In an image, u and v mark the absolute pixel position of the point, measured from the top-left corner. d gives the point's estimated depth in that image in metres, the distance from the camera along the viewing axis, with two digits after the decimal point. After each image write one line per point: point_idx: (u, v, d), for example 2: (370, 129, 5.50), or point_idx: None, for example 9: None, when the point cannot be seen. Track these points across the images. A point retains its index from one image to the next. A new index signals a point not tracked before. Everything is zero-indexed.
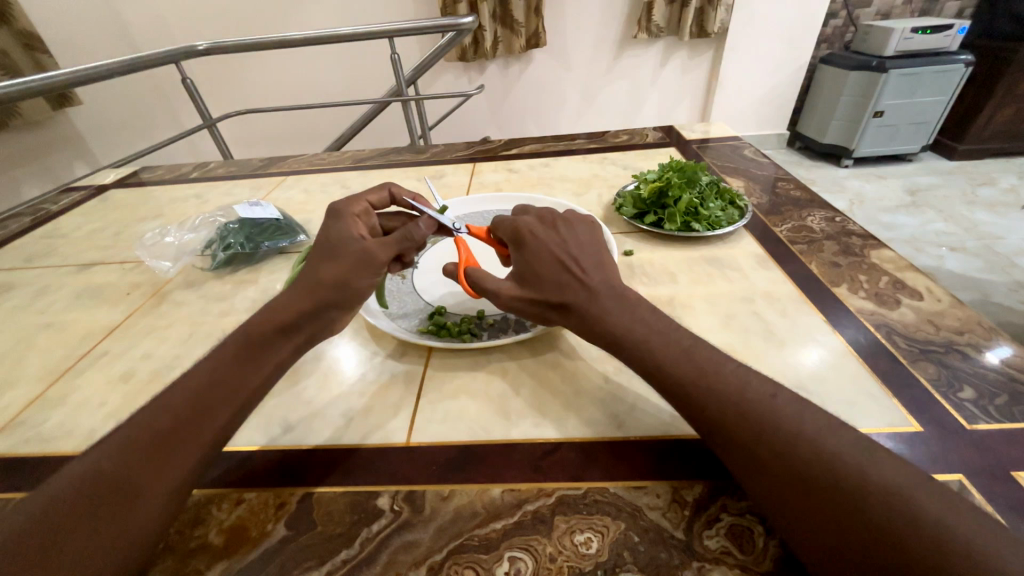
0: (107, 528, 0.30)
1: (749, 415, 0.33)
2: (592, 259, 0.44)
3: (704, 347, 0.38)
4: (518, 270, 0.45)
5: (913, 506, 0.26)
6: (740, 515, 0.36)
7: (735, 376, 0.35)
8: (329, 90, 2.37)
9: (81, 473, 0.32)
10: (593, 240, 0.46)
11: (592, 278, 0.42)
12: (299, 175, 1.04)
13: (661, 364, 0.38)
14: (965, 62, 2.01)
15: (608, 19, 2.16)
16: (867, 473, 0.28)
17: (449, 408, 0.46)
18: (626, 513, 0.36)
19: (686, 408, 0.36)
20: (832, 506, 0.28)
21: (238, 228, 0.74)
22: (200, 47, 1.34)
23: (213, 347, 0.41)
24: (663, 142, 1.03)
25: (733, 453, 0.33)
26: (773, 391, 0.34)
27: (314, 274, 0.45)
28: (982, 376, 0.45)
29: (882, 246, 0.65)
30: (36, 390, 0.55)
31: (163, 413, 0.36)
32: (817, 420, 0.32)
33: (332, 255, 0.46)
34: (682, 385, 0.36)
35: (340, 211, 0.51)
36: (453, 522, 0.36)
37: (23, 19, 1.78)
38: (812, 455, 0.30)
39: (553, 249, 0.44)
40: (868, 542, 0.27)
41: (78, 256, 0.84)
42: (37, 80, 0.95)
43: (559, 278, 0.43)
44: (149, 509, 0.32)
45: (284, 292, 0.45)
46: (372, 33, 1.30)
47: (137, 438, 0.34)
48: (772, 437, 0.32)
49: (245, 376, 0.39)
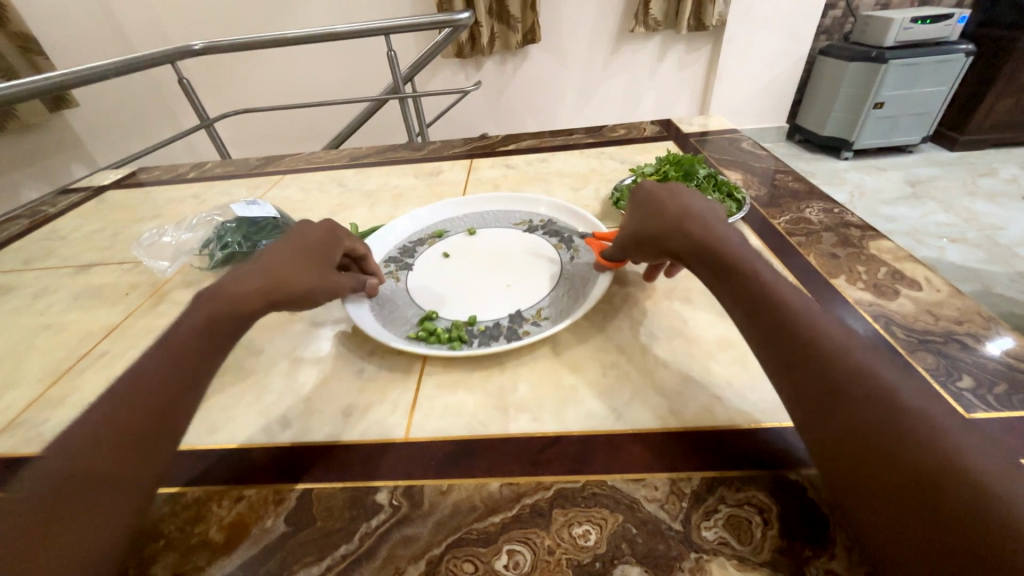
0: (100, 515, 0.30)
1: (840, 371, 0.33)
2: (711, 216, 0.49)
3: (811, 308, 0.38)
4: (645, 208, 0.51)
5: (999, 489, 0.26)
6: (739, 506, 0.35)
7: (830, 333, 0.35)
8: (326, 89, 2.37)
9: (57, 463, 0.31)
10: (710, 207, 0.51)
11: (709, 231, 0.46)
12: (297, 174, 1.04)
13: (761, 305, 0.38)
14: (966, 52, 2.00)
15: (606, 13, 2.14)
16: (948, 447, 0.28)
17: (447, 403, 0.46)
18: (624, 506, 0.36)
19: (771, 344, 0.37)
20: (897, 470, 0.28)
21: (235, 226, 0.73)
22: (195, 45, 1.32)
23: (170, 334, 0.41)
24: (660, 136, 1.03)
25: (802, 399, 0.33)
26: (878, 359, 0.33)
27: (284, 274, 0.48)
28: (981, 365, 0.45)
29: (881, 237, 0.64)
30: (36, 391, 0.55)
31: (132, 407, 0.35)
32: (909, 392, 0.31)
33: (308, 266, 0.51)
34: (772, 320, 0.37)
35: (335, 234, 0.56)
36: (452, 517, 0.37)
37: (16, 20, 1.76)
38: (893, 416, 0.30)
39: (678, 199, 0.50)
40: (925, 506, 0.27)
41: (78, 257, 0.84)
42: (31, 82, 0.94)
43: (680, 223, 0.47)
44: (134, 493, 0.32)
45: (252, 269, 0.48)
46: (367, 30, 1.29)
47: (106, 431, 0.33)
48: (854, 392, 0.31)
49: (209, 357, 0.40)
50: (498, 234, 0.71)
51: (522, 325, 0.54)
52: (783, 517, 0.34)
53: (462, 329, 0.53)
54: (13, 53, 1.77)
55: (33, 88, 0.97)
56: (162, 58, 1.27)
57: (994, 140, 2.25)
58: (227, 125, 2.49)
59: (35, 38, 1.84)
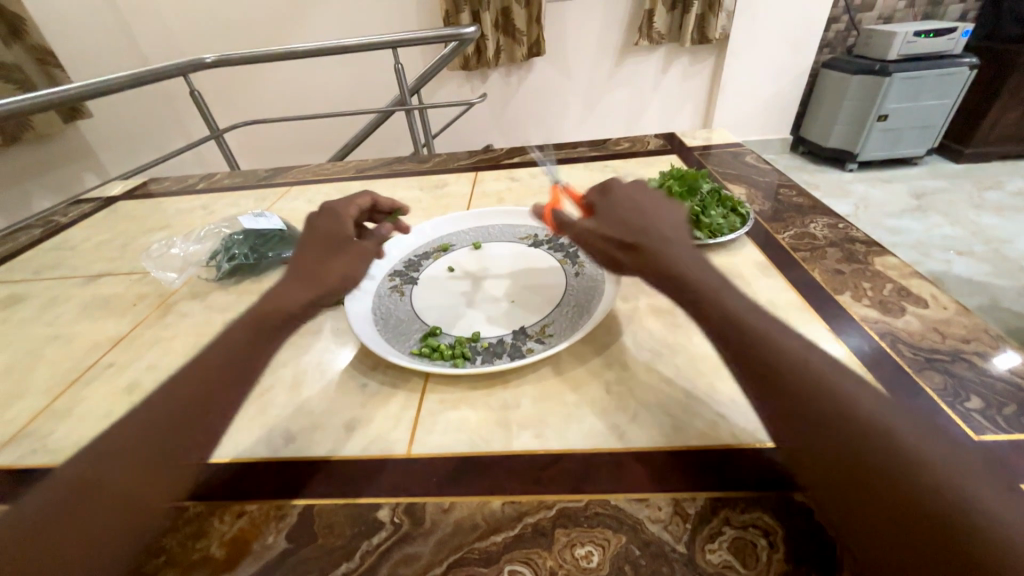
0: (104, 532, 0.31)
1: (816, 395, 0.33)
2: (670, 220, 0.47)
3: (780, 325, 0.38)
4: (601, 213, 0.49)
5: (973, 500, 0.27)
6: (744, 528, 0.35)
7: (791, 345, 0.36)
8: (334, 101, 2.40)
9: (73, 480, 0.33)
10: (672, 208, 0.49)
11: (670, 238, 0.44)
12: (304, 186, 1.05)
13: (733, 327, 0.37)
14: (970, 65, 2.00)
15: (610, 27, 2.17)
16: (915, 452, 0.29)
17: (450, 419, 0.46)
18: (627, 527, 0.36)
19: (746, 370, 0.36)
20: (886, 494, 0.29)
21: (243, 238, 0.74)
22: (207, 59, 1.35)
23: (212, 342, 0.42)
24: (664, 149, 1.04)
25: (789, 428, 0.33)
26: (844, 373, 0.34)
27: (318, 268, 0.48)
28: (989, 385, 0.44)
29: (886, 253, 0.64)
30: (44, 401, 0.56)
31: (150, 425, 0.36)
32: (866, 396, 0.33)
33: (336, 254, 0.50)
34: (740, 339, 0.37)
35: (339, 217, 0.56)
36: (453, 535, 0.36)
37: (36, 34, 1.81)
38: (871, 434, 0.30)
39: (637, 202, 0.48)
40: (916, 529, 0.27)
41: (88, 267, 0.85)
42: (49, 94, 0.97)
43: (646, 233, 0.44)
44: (138, 517, 0.33)
45: (288, 276, 0.48)
46: (375, 43, 1.32)
47: (123, 450, 0.35)
48: (822, 410, 0.32)
49: (245, 370, 0.40)
50: (502, 249, 0.72)
51: (526, 342, 0.53)
52: (788, 539, 0.34)
53: (466, 345, 0.53)
54: (31, 64, 1.82)
55: (50, 101, 1.00)
56: (175, 71, 1.30)
57: (999, 153, 2.24)
58: (236, 136, 2.54)
59: (53, 51, 1.89)
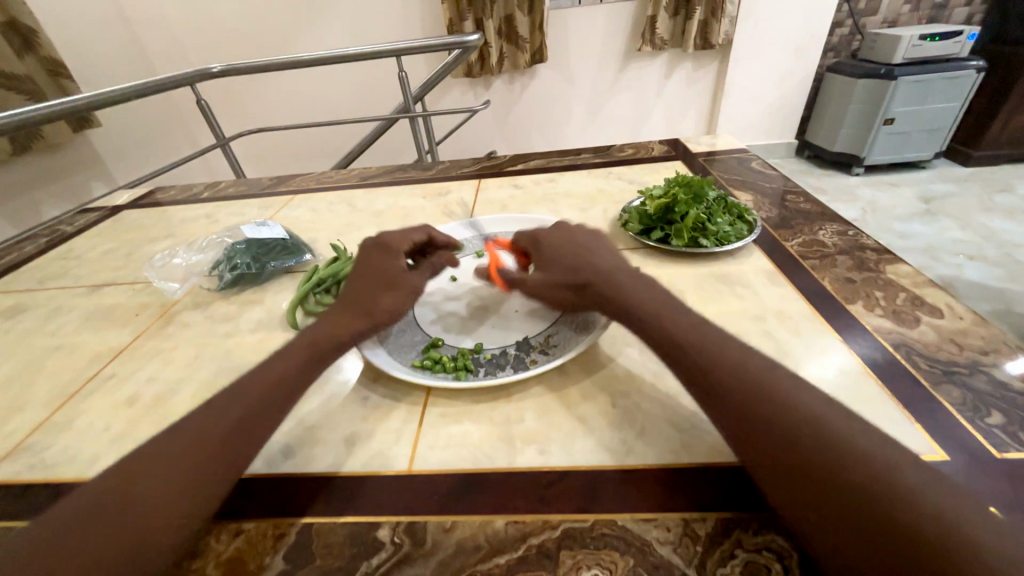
0: (118, 544, 0.32)
1: (782, 423, 0.33)
2: (606, 255, 0.52)
3: (746, 352, 0.38)
4: (541, 264, 0.54)
5: (949, 517, 0.26)
6: (756, 552, 0.34)
7: (732, 356, 0.37)
8: (339, 108, 2.42)
9: (99, 492, 0.34)
10: (604, 243, 0.54)
11: (616, 272, 0.48)
12: (307, 194, 1.05)
13: (697, 360, 0.38)
14: (977, 68, 1.98)
15: (613, 33, 2.18)
16: (855, 449, 0.30)
17: (452, 433, 0.45)
18: (635, 549, 0.35)
19: (715, 404, 0.36)
20: (865, 520, 0.28)
21: (245, 248, 0.74)
22: (213, 68, 1.37)
23: (256, 367, 0.44)
24: (668, 155, 1.03)
25: (761, 459, 0.32)
26: (810, 397, 0.34)
27: (365, 302, 0.50)
28: (1010, 400, 0.43)
29: (898, 261, 0.63)
30: (45, 413, 0.56)
31: (178, 441, 0.38)
32: (806, 399, 0.34)
33: (384, 288, 0.51)
34: (685, 358, 0.39)
35: (391, 248, 0.56)
36: (454, 557, 0.35)
37: (48, 46, 1.84)
38: (840, 457, 0.30)
39: (571, 247, 0.53)
40: (899, 555, 0.26)
41: (92, 277, 0.85)
42: (57, 105, 0.98)
43: (596, 275, 0.48)
44: (153, 531, 0.33)
45: (338, 310, 0.50)
46: (378, 52, 1.32)
47: (148, 463, 0.36)
48: (764, 418, 0.33)
49: (282, 395, 0.42)
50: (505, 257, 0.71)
51: (530, 354, 0.52)
52: (803, 565, 0.33)
53: (468, 357, 0.52)
54: (43, 76, 1.84)
55: (58, 111, 1.00)
56: (181, 81, 1.31)
57: (1009, 156, 2.21)
58: (242, 144, 2.56)
59: (64, 63, 1.92)
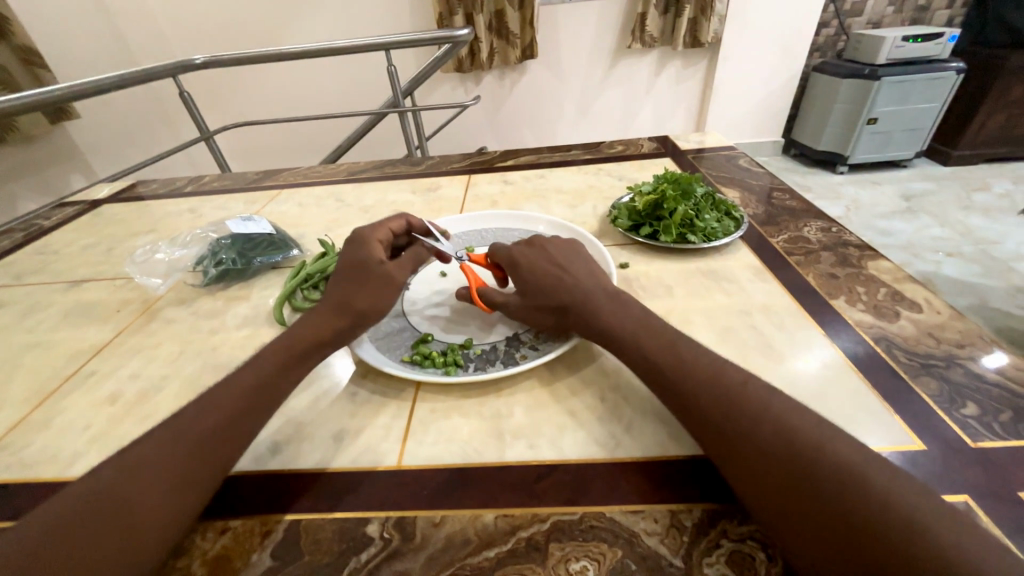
0: (101, 544, 0.31)
1: (750, 430, 0.34)
2: (584, 269, 0.51)
3: (715, 360, 0.40)
4: (518, 283, 0.52)
5: (909, 511, 0.27)
6: (741, 541, 0.34)
7: (702, 370, 0.39)
8: (327, 102, 2.38)
9: (79, 494, 0.33)
10: (581, 255, 0.54)
11: (589, 288, 0.49)
12: (294, 189, 1.04)
13: (667, 378, 0.40)
14: (957, 70, 2.03)
15: (603, 30, 2.18)
16: (820, 450, 0.32)
17: (442, 429, 0.45)
18: (623, 540, 0.35)
19: (687, 419, 0.38)
20: (831, 519, 0.29)
21: (230, 243, 0.73)
22: (197, 60, 1.33)
23: (241, 366, 0.44)
24: (657, 152, 1.03)
25: (733, 466, 0.34)
26: (778, 400, 0.36)
27: (343, 300, 0.49)
28: (984, 391, 0.44)
29: (880, 257, 0.64)
30: (22, 412, 0.54)
31: (163, 440, 0.37)
32: (774, 406, 0.35)
33: (362, 285, 0.50)
34: (657, 376, 0.41)
35: (367, 242, 0.54)
36: (444, 551, 0.35)
37: (21, 34, 1.77)
38: (806, 458, 0.31)
39: (546, 263, 0.52)
40: (864, 551, 0.27)
41: (70, 273, 0.83)
42: (31, 95, 0.94)
43: (571, 294, 0.48)
44: (137, 530, 0.32)
45: (318, 309, 0.49)
46: (366, 45, 1.30)
47: (131, 465, 0.35)
48: (732, 429, 0.35)
49: (269, 396, 0.42)
50: None
51: (519, 349, 0.52)
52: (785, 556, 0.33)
53: (458, 352, 0.52)
54: (16, 65, 1.78)
55: (33, 101, 0.97)
56: (163, 72, 1.28)
57: (986, 155, 2.27)
58: (227, 138, 2.51)
59: (39, 51, 1.86)
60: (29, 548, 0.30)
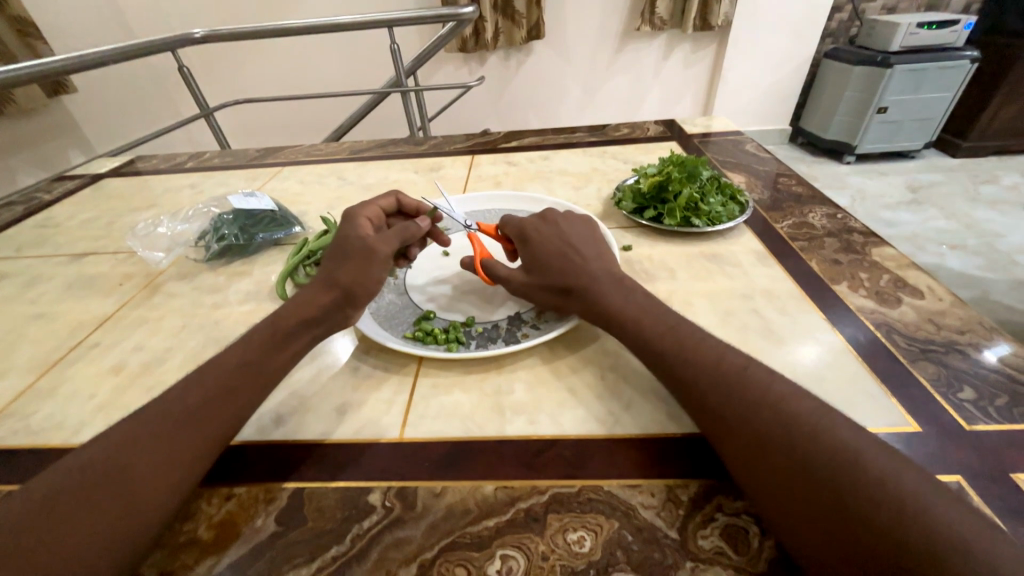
0: (107, 509, 0.32)
1: (748, 412, 0.35)
2: (594, 252, 0.51)
3: (718, 344, 0.41)
4: (526, 259, 0.52)
5: (903, 493, 0.28)
6: (736, 515, 0.35)
7: (703, 353, 0.40)
8: (328, 81, 2.35)
9: (84, 461, 0.34)
10: (592, 235, 0.54)
11: (596, 271, 0.48)
12: (296, 166, 1.03)
13: (668, 361, 0.41)
14: (971, 59, 1.99)
15: (611, 10, 2.12)
16: (818, 432, 0.32)
17: (443, 404, 0.46)
18: (620, 512, 0.36)
19: (688, 401, 0.39)
20: (825, 499, 0.29)
21: (232, 218, 0.73)
22: (196, 33, 1.31)
23: (237, 341, 0.44)
24: (663, 136, 1.02)
25: (730, 446, 0.35)
26: (778, 383, 0.36)
27: (328, 276, 0.48)
28: (982, 376, 0.44)
29: (884, 244, 0.64)
30: (26, 381, 0.55)
31: (165, 411, 0.38)
32: (773, 389, 0.36)
33: (346, 262, 0.48)
34: (660, 363, 0.41)
35: (354, 219, 0.54)
36: (445, 520, 0.36)
37: (16, 4, 1.74)
38: (803, 441, 0.32)
39: (559, 240, 0.52)
40: (855, 531, 0.28)
41: (71, 246, 0.82)
42: (29, 66, 0.93)
43: (576, 275, 0.48)
44: (143, 495, 0.33)
45: (309, 288, 0.49)
46: (370, 21, 1.27)
47: (134, 433, 0.36)
48: (730, 412, 0.36)
49: (266, 370, 0.43)
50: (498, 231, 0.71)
51: (521, 328, 0.53)
52: None
53: (459, 330, 0.52)
54: (10, 35, 1.75)
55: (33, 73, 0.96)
56: (162, 46, 1.25)
57: (995, 148, 2.24)
58: (227, 115, 2.47)
59: (33, 22, 1.82)
60: (36, 512, 0.31)
